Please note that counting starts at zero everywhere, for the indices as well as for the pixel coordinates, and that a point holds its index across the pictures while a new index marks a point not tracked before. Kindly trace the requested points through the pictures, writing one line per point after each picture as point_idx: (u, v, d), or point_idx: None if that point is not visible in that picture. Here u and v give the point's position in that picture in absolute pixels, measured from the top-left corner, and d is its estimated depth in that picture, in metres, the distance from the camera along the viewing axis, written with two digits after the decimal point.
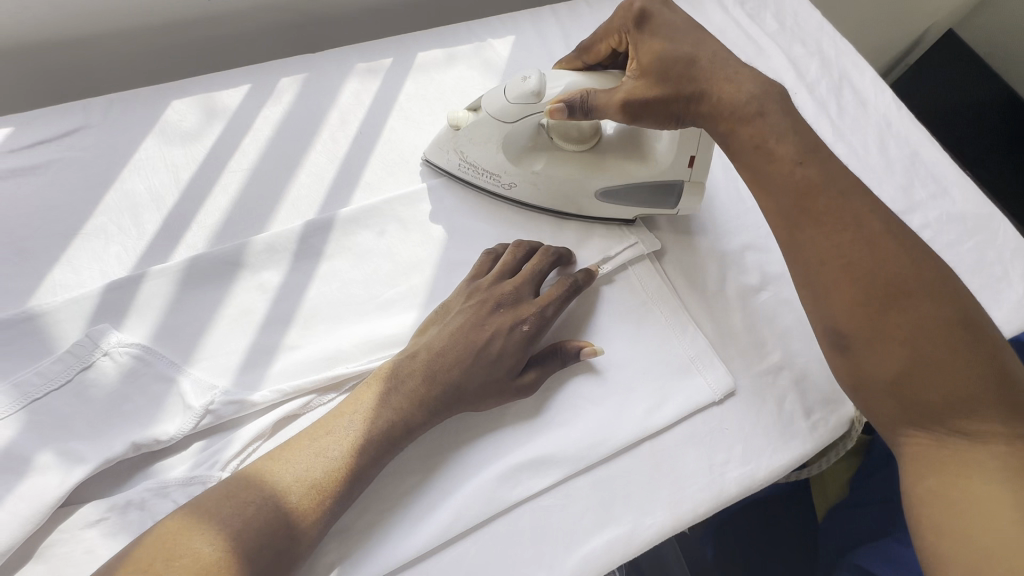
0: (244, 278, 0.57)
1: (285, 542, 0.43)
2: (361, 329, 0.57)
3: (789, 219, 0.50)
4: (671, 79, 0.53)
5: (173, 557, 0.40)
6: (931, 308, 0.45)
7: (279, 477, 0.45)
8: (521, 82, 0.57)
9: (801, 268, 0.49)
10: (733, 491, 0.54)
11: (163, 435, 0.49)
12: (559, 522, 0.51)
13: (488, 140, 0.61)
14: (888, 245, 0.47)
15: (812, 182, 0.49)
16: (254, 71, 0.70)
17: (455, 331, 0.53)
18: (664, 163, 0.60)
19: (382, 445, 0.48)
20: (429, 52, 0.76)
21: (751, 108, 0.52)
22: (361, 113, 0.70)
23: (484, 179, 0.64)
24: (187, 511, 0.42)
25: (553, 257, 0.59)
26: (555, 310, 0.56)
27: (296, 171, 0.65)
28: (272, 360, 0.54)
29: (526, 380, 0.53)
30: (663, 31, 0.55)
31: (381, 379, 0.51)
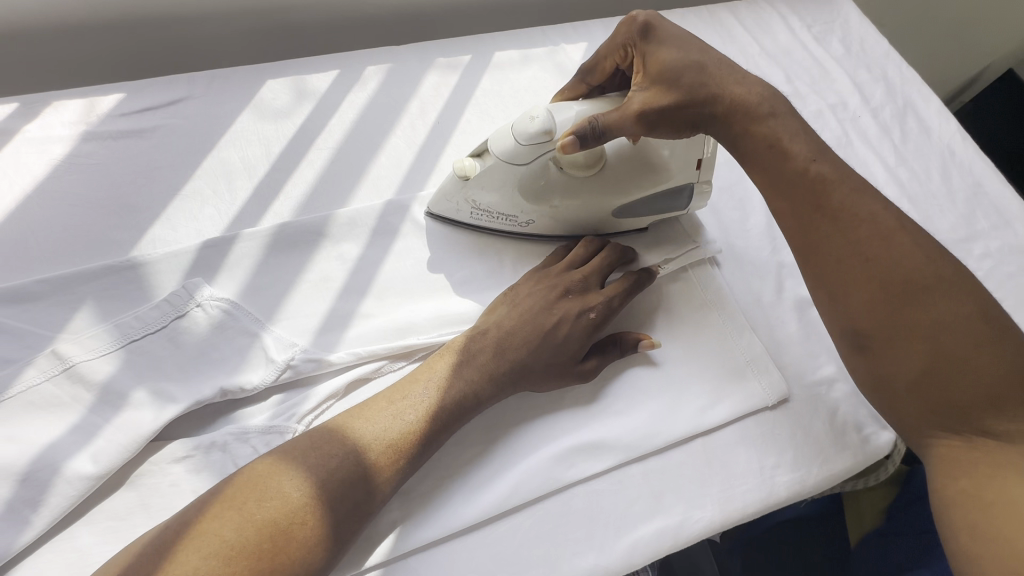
0: (326, 248, 0.61)
1: (360, 492, 0.45)
2: (431, 305, 0.59)
3: (804, 219, 0.51)
4: (677, 87, 0.53)
5: (264, 497, 0.43)
6: (947, 305, 0.46)
7: (360, 433, 0.47)
8: (529, 123, 0.54)
9: (816, 267, 0.50)
10: (783, 495, 0.55)
11: (247, 384, 0.52)
12: (611, 506, 0.53)
13: (501, 182, 0.59)
14: (901, 240, 0.48)
15: (825, 180, 0.51)
16: (343, 58, 0.75)
17: (523, 314, 0.56)
18: (675, 175, 0.60)
19: (452, 411, 0.51)
20: (505, 53, 0.79)
21: (764, 108, 0.54)
22: (439, 104, 0.73)
23: (499, 221, 0.63)
24: (275, 457, 0.45)
25: (619, 251, 0.61)
26: (620, 302, 0.58)
27: (377, 153, 0.68)
28: (349, 325, 0.57)
29: (587, 366, 0.56)
30: (668, 42, 0.55)
31: (453, 352, 0.54)
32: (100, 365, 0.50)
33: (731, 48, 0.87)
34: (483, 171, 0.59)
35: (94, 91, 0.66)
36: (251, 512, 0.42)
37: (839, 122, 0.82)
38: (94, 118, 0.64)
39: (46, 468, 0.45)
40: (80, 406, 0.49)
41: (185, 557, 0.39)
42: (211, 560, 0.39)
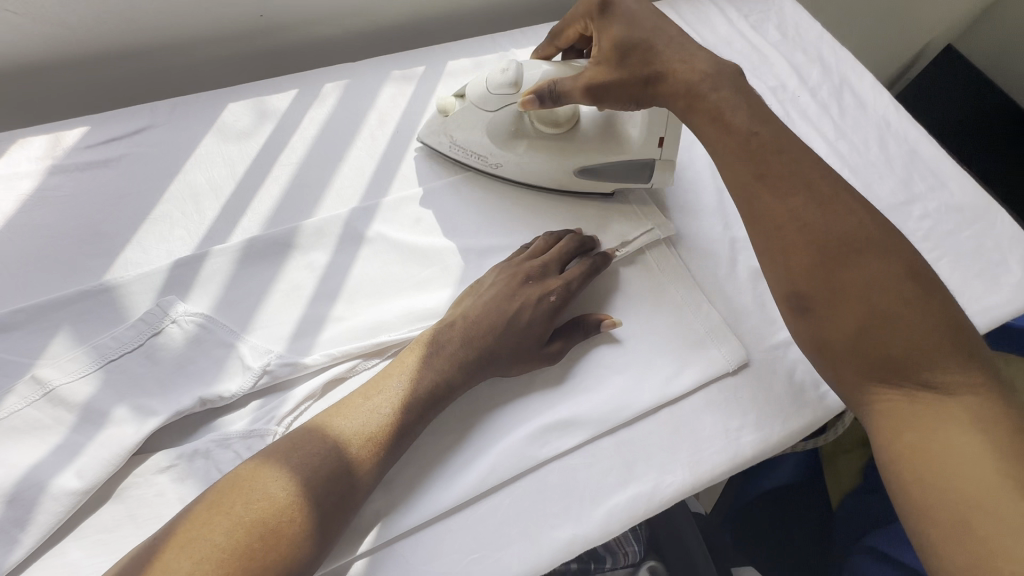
0: (295, 258, 0.63)
1: (343, 487, 0.47)
2: (400, 304, 0.61)
3: (750, 192, 0.54)
4: (623, 65, 0.59)
5: (250, 500, 0.44)
6: (877, 266, 0.49)
7: (339, 429, 0.49)
8: (501, 73, 0.62)
9: (760, 234, 0.53)
10: (748, 454, 0.58)
11: (225, 392, 0.53)
12: (585, 479, 0.55)
13: (475, 124, 0.67)
14: (834, 208, 0.52)
15: (767, 152, 0.54)
16: (301, 78, 0.78)
17: (487, 304, 0.58)
18: (633, 150, 0.65)
19: (423, 402, 0.53)
20: (458, 61, 0.83)
21: (706, 85, 0.57)
22: (397, 114, 0.76)
23: (472, 159, 0.70)
24: (258, 460, 0.47)
25: (576, 239, 0.64)
26: (579, 284, 0.61)
27: (339, 165, 0.71)
28: (322, 329, 0.59)
29: (553, 348, 0.59)
30: (622, 20, 0.60)
31: (421, 347, 0.56)
32: (80, 387, 0.52)
33: None
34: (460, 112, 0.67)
35: (58, 125, 0.68)
36: (239, 515, 0.43)
37: (780, 102, 0.86)
38: (60, 151, 0.66)
39: (31, 487, 0.47)
40: (63, 427, 0.50)
41: (177, 561, 0.41)
42: (203, 564, 0.41)
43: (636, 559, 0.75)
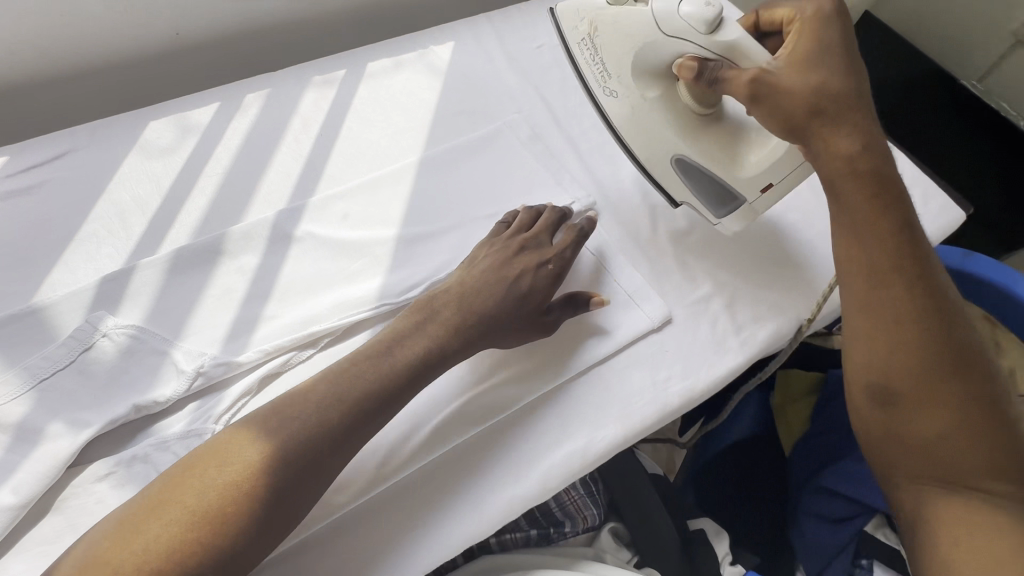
0: (225, 263, 0.64)
1: (320, 455, 0.49)
2: (331, 296, 0.63)
3: (872, 281, 0.53)
4: (816, 90, 0.53)
5: (224, 463, 0.46)
6: (972, 385, 0.51)
7: (318, 398, 0.50)
8: (704, 7, 0.55)
9: (871, 322, 0.53)
10: (675, 402, 0.61)
11: (160, 397, 0.55)
12: (520, 442, 0.58)
13: (630, 35, 0.60)
14: (948, 320, 0.52)
15: (905, 249, 0.53)
16: (222, 91, 0.79)
17: (483, 272, 0.61)
18: (722, 171, 0.62)
19: (413, 371, 0.54)
20: (377, 62, 0.85)
21: (862, 154, 0.54)
22: (320, 118, 0.78)
23: (592, 69, 0.64)
24: (239, 425, 0.49)
25: (561, 211, 0.69)
26: (571, 253, 0.65)
27: (266, 170, 0.73)
28: (255, 328, 0.60)
29: (552, 317, 0.62)
30: (827, 38, 0.55)
31: (414, 314, 0.58)
32: (14, 407, 0.53)
33: None
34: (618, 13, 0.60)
35: None
36: (213, 478, 0.45)
37: None
38: None
39: None
40: None
41: (153, 518, 0.43)
42: (173, 524, 0.43)
43: (595, 523, 0.75)
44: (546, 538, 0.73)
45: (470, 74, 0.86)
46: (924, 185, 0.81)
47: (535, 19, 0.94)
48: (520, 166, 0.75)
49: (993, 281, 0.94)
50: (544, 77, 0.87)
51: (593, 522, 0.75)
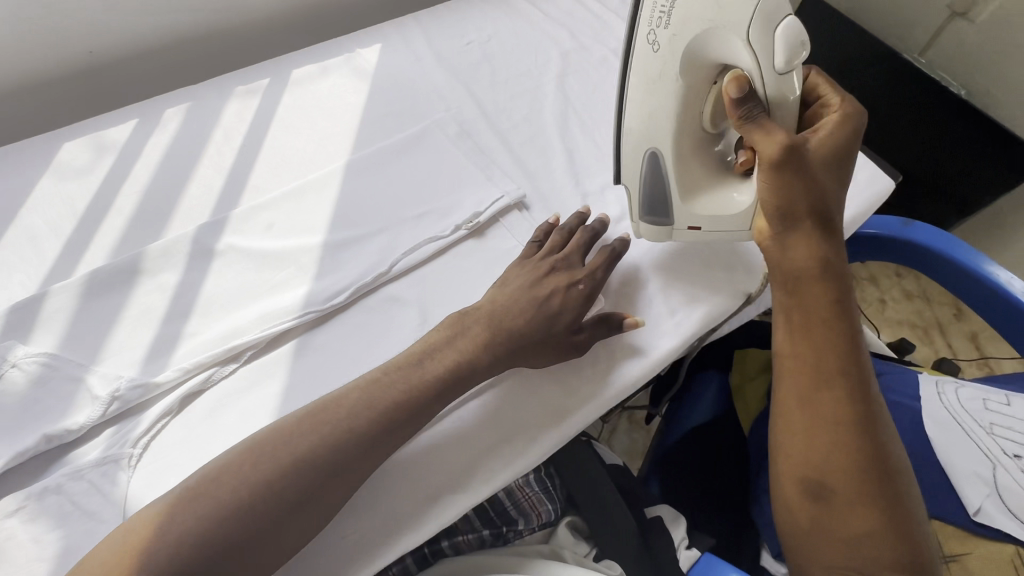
0: (143, 282, 0.62)
1: (346, 463, 0.50)
2: (255, 309, 0.61)
3: (819, 378, 0.54)
4: (819, 191, 0.56)
5: (256, 463, 0.48)
6: (895, 491, 0.51)
7: (353, 412, 0.52)
8: (798, 46, 0.54)
9: (815, 414, 0.53)
10: (610, 391, 0.61)
11: (73, 424, 0.53)
12: (451, 446, 0.57)
13: (712, 2, 0.54)
14: (881, 426, 0.53)
15: (851, 354, 0.54)
16: (140, 108, 0.77)
17: (513, 292, 0.61)
18: (673, 193, 0.64)
19: (448, 388, 0.55)
20: (302, 68, 0.84)
21: (822, 261, 0.56)
22: (244, 128, 0.77)
23: (650, 9, 0.57)
24: (272, 428, 0.51)
25: (591, 229, 0.68)
26: (602, 274, 0.64)
27: (187, 185, 0.71)
28: (175, 347, 0.59)
29: (580, 338, 0.61)
30: (845, 147, 0.58)
31: (446, 329, 0.59)
32: None
33: (518, 19, 0.94)
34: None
35: None
36: (250, 475, 0.47)
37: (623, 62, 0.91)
38: None
39: None
40: None
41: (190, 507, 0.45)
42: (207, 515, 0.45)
43: (552, 518, 0.74)
44: (500, 537, 0.72)
45: (398, 75, 0.85)
46: None
47: (464, 17, 0.93)
48: (451, 164, 0.75)
49: (931, 247, 0.96)
50: (474, 73, 0.86)
51: (549, 518, 0.73)
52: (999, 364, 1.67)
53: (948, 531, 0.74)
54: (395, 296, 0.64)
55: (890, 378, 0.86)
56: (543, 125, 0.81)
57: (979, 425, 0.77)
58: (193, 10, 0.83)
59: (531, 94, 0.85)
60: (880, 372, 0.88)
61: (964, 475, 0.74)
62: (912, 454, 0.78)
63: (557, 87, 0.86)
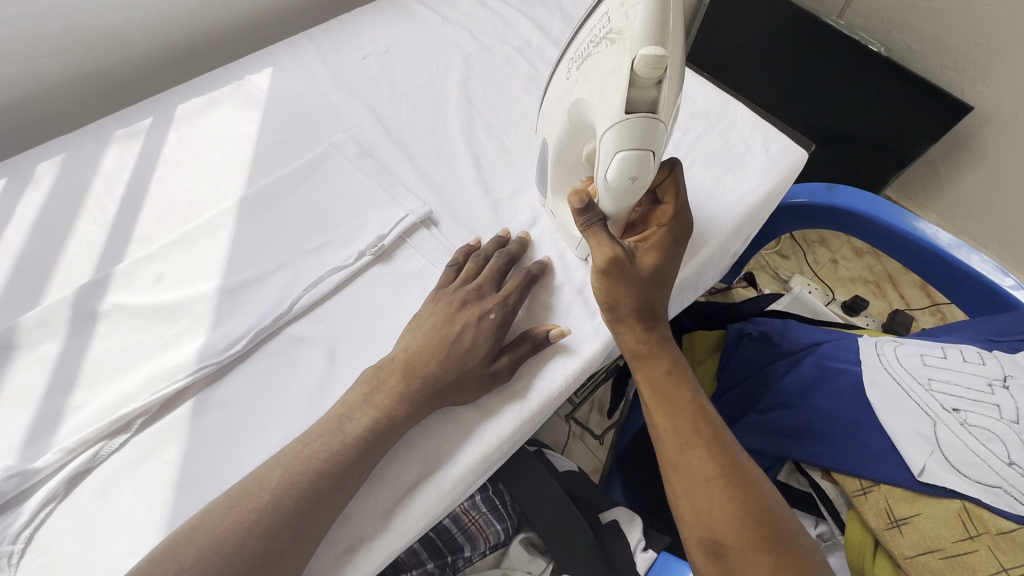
0: (19, 357, 0.57)
1: (280, 552, 0.47)
2: (145, 370, 0.57)
3: (681, 441, 0.58)
4: (644, 293, 0.61)
5: (178, 567, 0.44)
6: (777, 524, 0.54)
7: (275, 486, 0.49)
8: (630, 175, 0.49)
9: (689, 477, 0.56)
10: (535, 405, 0.59)
11: None
12: (371, 489, 0.54)
13: (604, 78, 0.48)
14: (747, 469, 0.57)
15: (701, 410, 0.59)
16: (9, 165, 0.71)
17: (425, 334, 0.58)
18: (550, 183, 0.64)
19: (372, 440, 0.53)
20: (189, 103, 0.79)
21: (660, 338, 0.62)
22: (127, 174, 0.72)
23: (584, 41, 0.52)
24: (191, 526, 0.47)
25: (508, 256, 0.65)
26: (517, 298, 0.62)
27: (65, 244, 0.66)
28: (59, 425, 0.54)
29: (500, 364, 0.58)
30: (668, 257, 0.63)
31: (363, 384, 0.56)
32: None
33: (416, 26, 0.91)
34: (625, 88, 0.46)
35: None
36: None
37: (527, 60, 0.89)
38: None
39: None
40: None
41: None
42: None
43: (501, 539, 0.72)
44: (448, 567, 0.69)
45: (292, 99, 0.81)
46: (764, 131, 0.81)
47: (358, 30, 0.89)
48: (351, 187, 0.71)
49: (856, 210, 0.96)
50: (373, 88, 0.83)
51: (497, 539, 0.72)
52: (949, 309, 1.72)
53: (896, 493, 0.73)
54: (300, 336, 0.61)
55: (833, 347, 0.86)
56: (449, 135, 0.78)
57: (917, 382, 0.78)
58: (61, 52, 0.77)
59: (434, 104, 0.82)
60: (820, 343, 0.87)
61: (905, 436, 0.74)
62: (854, 420, 0.78)
63: (460, 93, 0.83)
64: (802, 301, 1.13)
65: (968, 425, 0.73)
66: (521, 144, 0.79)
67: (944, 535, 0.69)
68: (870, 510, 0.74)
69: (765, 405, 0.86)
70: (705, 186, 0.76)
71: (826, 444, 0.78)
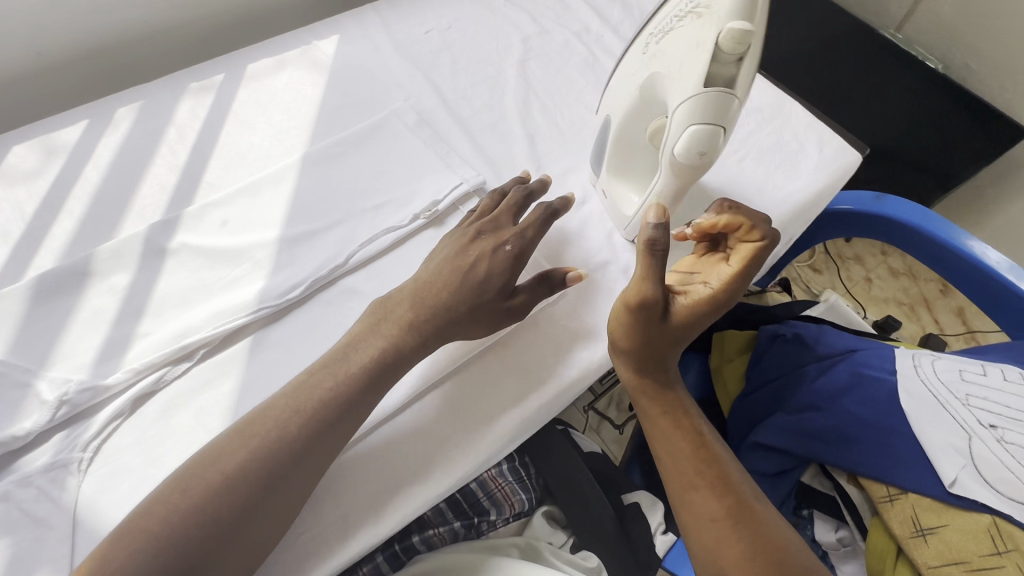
0: (94, 284, 0.61)
1: (285, 472, 0.49)
2: (209, 307, 0.60)
3: (683, 480, 0.58)
4: (655, 347, 0.58)
5: (190, 489, 0.47)
6: (794, 564, 0.53)
7: (281, 412, 0.51)
8: (702, 149, 0.49)
9: (694, 518, 0.56)
10: (574, 374, 0.61)
11: (20, 430, 0.51)
12: (416, 434, 0.57)
13: (683, 51, 0.48)
14: (757, 507, 0.56)
15: (704, 447, 0.59)
16: (90, 108, 0.75)
17: (439, 266, 0.60)
18: (607, 161, 0.64)
19: (375, 372, 0.55)
20: (259, 62, 0.82)
21: (665, 376, 0.62)
22: (198, 125, 0.75)
23: (666, 13, 0.52)
24: (203, 452, 0.50)
25: (524, 191, 0.65)
26: (534, 232, 0.61)
27: (139, 185, 0.69)
28: (127, 349, 0.57)
29: (513, 299, 0.59)
30: (698, 322, 0.58)
31: (370, 317, 0.58)
32: None
33: (478, 5, 0.93)
34: (707, 63, 0.46)
35: None
36: (178, 502, 0.46)
37: (585, 45, 0.90)
38: None
39: None
40: None
41: (135, 535, 0.45)
42: (145, 549, 0.44)
43: (525, 508, 0.73)
44: (472, 529, 0.70)
45: (355, 66, 0.83)
46: (819, 131, 0.81)
47: (422, 5, 0.92)
48: (409, 153, 0.74)
49: (904, 221, 0.95)
50: (434, 62, 0.85)
51: (523, 508, 0.73)
52: (985, 337, 1.68)
53: (924, 503, 0.72)
54: (353, 289, 0.64)
55: (867, 355, 0.86)
56: (506, 112, 0.80)
57: (953, 395, 0.78)
58: (144, 6, 0.81)
59: (492, 81, 0.84)
60: (855, 350, 0.87)
61: (939, 448, 0.73)
62: (885, 428, 0.78)
63: (518, 73, 0.85)
64: (837, 310, 1.12)
65: (1005, 442, 0.73)
66: (576, 125, 0.80)
67: (972, 547, 0.69)
68: (895, 519, 0.73)
69: (792, 406, 0.85)
70: (756, 181, 0.76)
71: (857, 449, 0.78)
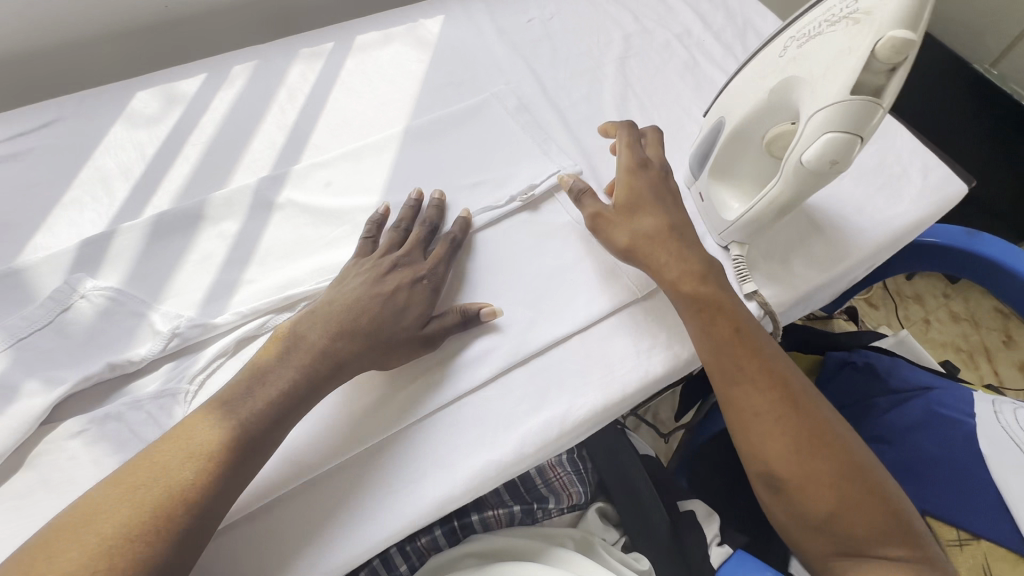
0: (206, 228, 0.64)
1: (176, 523, 0.45)
2: (312, 263, 0.63)
3: (727, 378, 0.57)
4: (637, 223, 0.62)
5: (55, 557, 0.41)
6: (839, 454, 0.54)
7: (166, 461, 0.47)
8: (833, 158, 0.50)
9: (740, 416, 0.56)
10: (660, 369, 0.61)
11: (134, 356, 0.55)
12: (500, 407, 0.58)
13: (834, 55, 0.50)
14: (803, 399, 0.56)
15: (748, 344, 0.58)
16: (208, 63, 0.78)
17: (355, 293, 0.58)
18: (711, 162, 0.63)
19: (277, 410, 0.51)
20: (367, 35, 0.85)
21: (697, 272, 0.60)
22: (307, 89, 0.78)
23: (814, 19, 0.54)
24: (80, 505, 0.44)
25: (430, 224, 0.65)
26: (445, 268, 0.62)
27: (251, 139, 0.72)
28: (233, 292, 0.60)
29: (431, 328, 0.59)
30: (642, 187, 0.64)
31: (278, 344, 0.55)
32: None
33: None
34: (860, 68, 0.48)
35: None
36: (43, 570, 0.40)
37: (686, 48, 0.89)
38: None
39: None
40: None
41: None
42: None
43: (582, 501, 0.73)
44: (529, 515, 0.70)
45: (458, 48, 0.85)
46: (924, 157, 0.78)
47: None
48: (507, 137, 0.75)
49: (995, 260, 0.91)
50: (534, 51, 0.86)
51: (579, 500, 0.73)
52: None
53: (997, 552, 0.71)
54: None
55: (942, 393, 0.81)
56: (603, 106, 0.80)
57: None
58: None
59: (590, 75, 0.84)
60: (931, 386, 0.83)
61: None
62: (962, 471, 0.75)
63: (617, 70, 0.85)
64: (908, 344, 1.08)
65: None
66: (673, 126, 0.80)
67: None
68: (964, 565, 0.71)
69: None
70: (855, 200, 0.74)
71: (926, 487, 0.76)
